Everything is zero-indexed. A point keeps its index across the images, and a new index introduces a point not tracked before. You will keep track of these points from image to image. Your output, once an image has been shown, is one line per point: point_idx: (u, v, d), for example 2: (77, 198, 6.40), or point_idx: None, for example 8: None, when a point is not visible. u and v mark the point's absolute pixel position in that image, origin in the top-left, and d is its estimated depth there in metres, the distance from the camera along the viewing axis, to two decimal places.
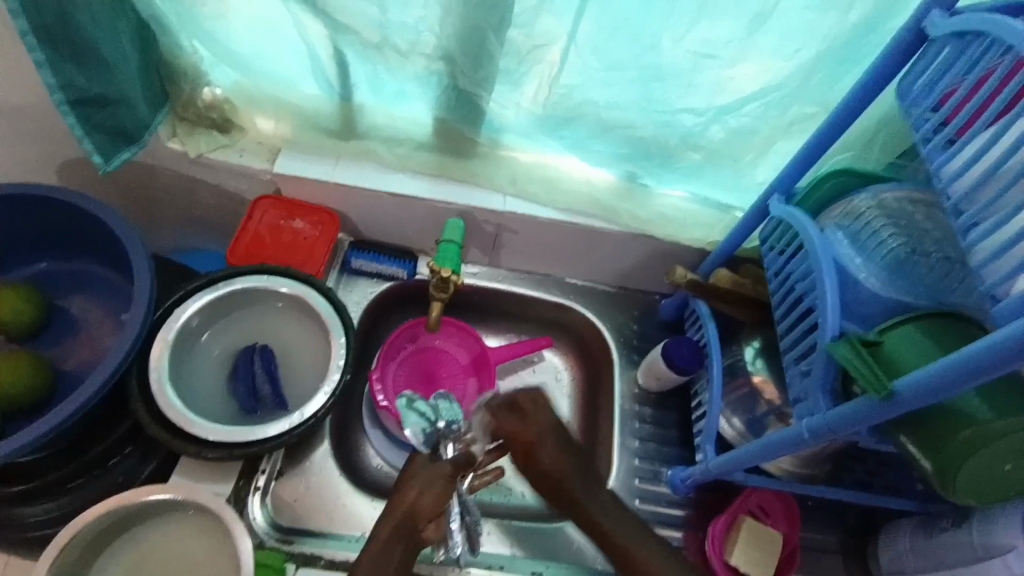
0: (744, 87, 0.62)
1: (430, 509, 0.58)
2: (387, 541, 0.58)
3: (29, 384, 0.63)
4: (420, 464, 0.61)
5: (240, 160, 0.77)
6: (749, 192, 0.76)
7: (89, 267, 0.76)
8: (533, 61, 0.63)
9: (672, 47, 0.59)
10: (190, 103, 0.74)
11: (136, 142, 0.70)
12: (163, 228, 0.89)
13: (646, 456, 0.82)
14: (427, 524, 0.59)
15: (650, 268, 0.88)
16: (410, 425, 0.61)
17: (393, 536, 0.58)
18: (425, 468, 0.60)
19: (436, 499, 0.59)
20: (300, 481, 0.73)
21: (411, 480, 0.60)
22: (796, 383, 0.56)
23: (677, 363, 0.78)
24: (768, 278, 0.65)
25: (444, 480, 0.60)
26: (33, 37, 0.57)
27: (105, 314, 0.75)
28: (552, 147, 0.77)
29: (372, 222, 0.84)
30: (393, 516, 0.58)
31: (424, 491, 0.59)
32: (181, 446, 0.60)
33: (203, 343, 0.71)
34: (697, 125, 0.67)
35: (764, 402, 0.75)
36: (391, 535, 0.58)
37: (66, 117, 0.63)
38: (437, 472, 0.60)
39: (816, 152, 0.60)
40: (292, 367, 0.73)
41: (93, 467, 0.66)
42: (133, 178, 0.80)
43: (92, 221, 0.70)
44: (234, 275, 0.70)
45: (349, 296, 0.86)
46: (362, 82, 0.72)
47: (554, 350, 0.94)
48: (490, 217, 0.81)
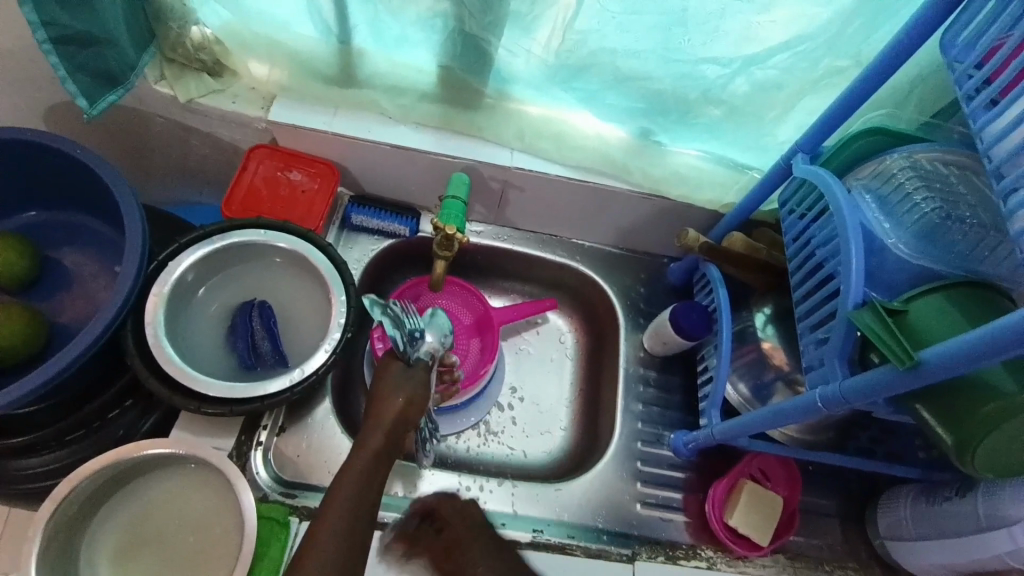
0: (774, 34, 0.57)
1: (414, 411, 0.62)
2: (379, 447, 0.58)
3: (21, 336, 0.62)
4: (396, 370, 0.64)
5: (233, 107, 0.73)
6: (769, 152, 0.72)
7: (81, 218, 0.74)
8: (545, 4, 0.59)
9: None
10: (178, 44, 0.69)
11: (123, 85, 0.66)
12: (156, 178, 0.86)
13: (649, 419, 0.82)
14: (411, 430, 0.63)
15: (660, 231, 0.85)
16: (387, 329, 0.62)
17: (385, 440, 0.59)
18: (400, 373, 0.64)
19: (418, 404, 0.63)
20: (302, 438, 0.73)
21: (392, 391, 0.62)
22: (810, 352, 0.54)
23: (684, 327, 0.77)
24: (786, 243, 0.63)
25: (420, 385, 0.64)
26: None
27: (98, 267, 0.73)
28: (563, 99, 0.73)
29: (372, 176, 0.81)
30: (384, 423, 0.60)
31: (412, 398, 0.63)
32: (180, 400, 0.59)
33: (201, 298, 0.69)
34: (720, 78, 0.63)
35: (773, 368, 0.73)
36: (383, 442, 0.58)
37: (49, 57, 0.60)
38: (416, 377, 0.64)
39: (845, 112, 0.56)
40: (290, 324, 0.71)
41: (92, 421, 0.66)
42: (121, 125, 0.76)
43: (79, 169, 0.66)
44: (229, 229, 0.67)
45: (350, 253, 0.84)
46: (361, 24, 0.67)
47: (558, 313, 0.93)
48: (496, 173, 0.77)
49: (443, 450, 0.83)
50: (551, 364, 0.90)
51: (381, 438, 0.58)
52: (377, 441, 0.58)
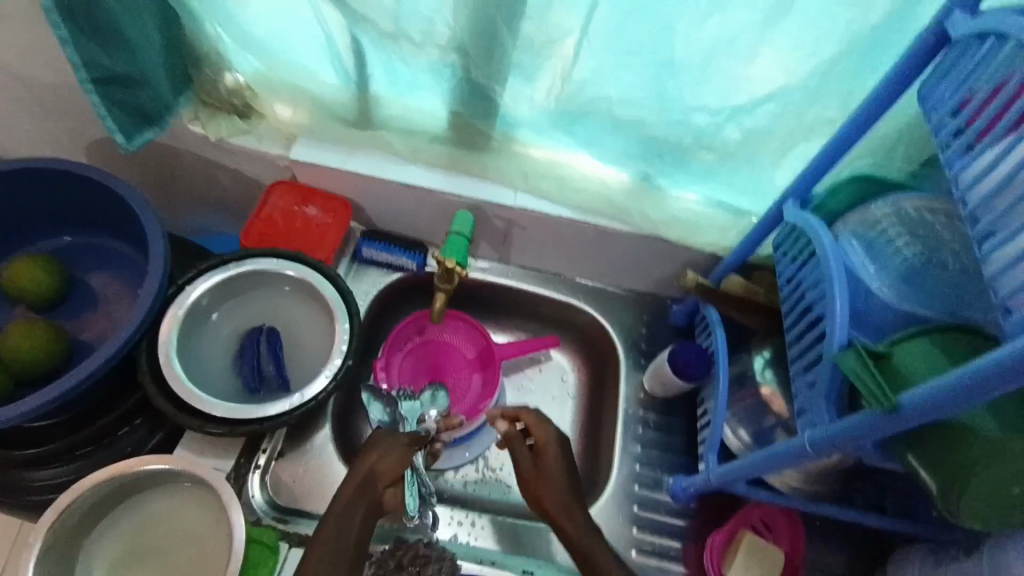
0: (759, 87, 0.59)
1: (393, 471, 0.63)
2: (348, 502, 0.60)
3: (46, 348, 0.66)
4: (381, 434, 0.66)
5: (259, 146, 0.79)
6: (766, 197, 0.74)
7: (108, 242, 0.78)
8: (546, 55, 0.63)
9: (689, 41, 0.57)
10: (212, 89, 0.76)
11: (157, 124, 0.72)
12: (184, 208, 0.92)
13: (647, 462, 0.81)
14: (387, 487, 0.63)
15: (662, 272, 0.87)
16: (374, 413, 0.70)
17: (354, 496, 0.60)
18: (385, 434, 0.65)
19: (396, 463, 0.63)
20: (300, 464, 0.74)
21: (373, 446, 0.64)
22: (801, 394, 0.54)
23: (682, 368, 0.77)
24: (780, 285, 0.63)
25: (401, 447, 0.65)
26: (56, 14, 0.58)
27: (122, 289, 0.77)
28: (565, 143, 0.76)
29: (383, 212, 0.85)
30: (354, 479, 0.61)
31: (383, 455, 0.63)
32: (184, 419, 0.61)
33: (214, 322, 0.72)
34: (711, 125, 0.65)
35: (773, 414, 0.71)
36: (354, 494, 0.60)
37: (89, 95, 0.65)
38: (394, 440, 0.64)
39: (833, 157, 0.58)
40: (295, 350, 0.73)
41: (102, 437, 0.68)
42: (156, 159, 0.83)
43: (113, 199, 0.72)
44: (244, 257, 0.71)
45: (358, 286, 0.87)
46: (377, 71, 0.72)
47: (560, 352, 0.93)
48: (501, 211, 0.81)
49: (440, 484, 0.84)
50: (552, 402, 0.90)
51: (348, 494, 0.60)
52: (344, 500, 0.59)
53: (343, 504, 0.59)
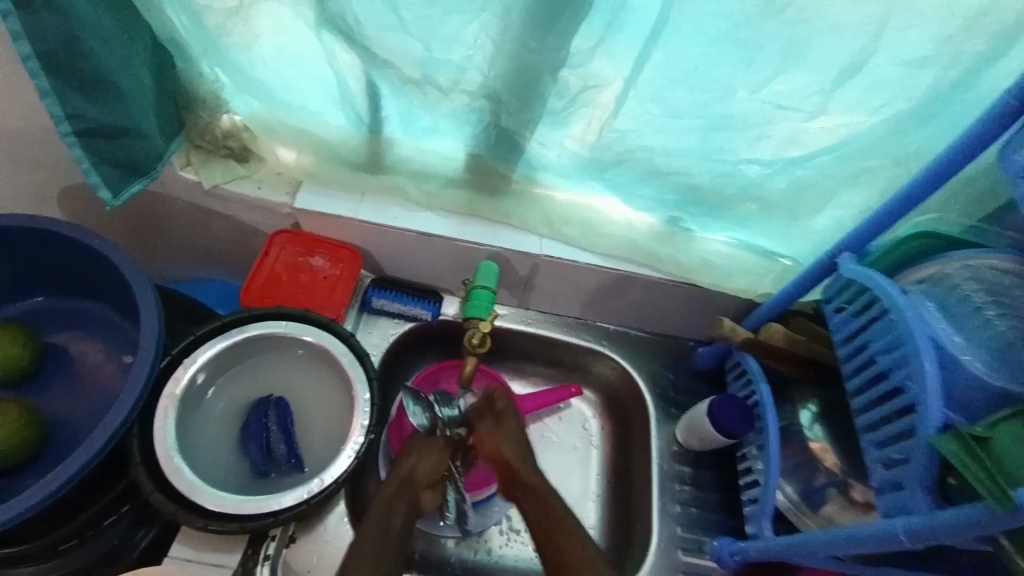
0: (821, 140, 0.56)
1: (429, 475, 0.61)
2: (388, 500, 0.59)
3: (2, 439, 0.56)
4: (416, 438, 0.63)
5: (258, 193, 0.71)
6: (804, 242, 0.71)
7: (91, 305, 0.70)
8: (583, 103, 0.58)
9: (749, 96, 0.53)
10: (206, 131, 0.69)
11: (145, 175, 0.64)
12: (171, 258, 0.83)
13: (688, 523, 0.76)
14: (425, 490, 0.62)
15: (690, 317, 0.83)
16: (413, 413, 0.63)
17: (393, 496, 0.59)
18: (422, 439, 0.63)
19: (431, 468, 0.61)
20: (314, 552, 0.67)
21: (409, 450, 0.62)
22: (883, 471, 0.52)
23: (723, 423, 0.72)
24: (836, 344, 0.61)
25: (440, 451, 0.62)
26: (36, 63, 0.52)
27: (108, 358, 0.69)
28: (592, 188, 0.71)
29: (394, 259, 0.78)
30: (393, 480, 0.60)
31: (422, 457, 0.62)
32: (186, 517, 0.54)
33: (208, 400, 0.64)
34: (762, 177, 0.62)
35: (823, 471, 0.68)
36: (391, 496, 0.59)
37: (72, 150, 0.58)
38: (430, 443, 0.62)
39: (909, 205, 0.55)
40: (311, 422, 0.67)
41: (86, 530, 0.60)
42: (143, 210, 0.75)
43: (96, 260, 0.64)
44: (249, 320, 0.64)
45: (369, 338, 0.80)
46: (392, 116, 0.66)
47: (582, 401, 0.87)
48: (524, 260, 0.75)
49: (464, 553, 0.77)
50: (575, 454, 0.84)
51: (387, 494, 0.59)
52: (383, 499, 0.59)
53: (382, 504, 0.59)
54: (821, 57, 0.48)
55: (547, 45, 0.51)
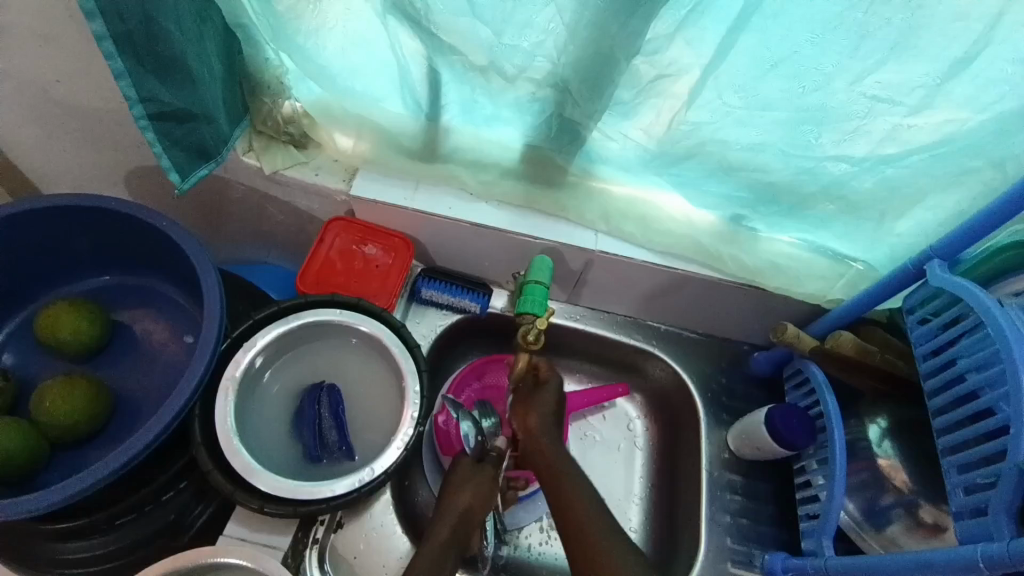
0: (917, 137, 0.52)
1: (482, 510, 0.61)
2: (445, 540, 0.57)
3: (64, 411, 0.58)
4: (466, 470, 0.63)
5: (316, 179, 0.72)
6: (882, 246, 0.66)
7: (155, 283, 0.72)
8: (655, 93, 0.55)
9: (847, 88, 0.49)
10: (269, 116, 0.69)
11: (213, 160, 0.65)
12: (229, 240, 0.85)
13: (738, 534, 0.73)
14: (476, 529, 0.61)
15: (749, 319, 0.79)
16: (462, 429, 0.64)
17: (449, 539, 0.58)
18: (471, 469, 0.63)
19: (484, 501, 0.61)
20: (361, 538, 0.67)
21: (462, 483, 0.62)
22: (963, 497, 0.49)
23: (783, 433, 0.69)
24: (917, 358, 0.58)
25: (490, 483, 0.63)
26: (111, 43, 0.51)
27: (169, 336, 0.71)
28: (655, 183, 0.69)
29: (446, 250, 0.78)
30: (449, 518, 0.59)
31: (476, 491, 0.61)
32: (244, 498, 0.55)
33: (265, 382, 0.65)
34: (845, 175, 0.58)
35: (891, 490, 0.64)
36: (449, 535, 0.58)
37: (146, 133, 0.58)
38: (482, 472, 0.63)
39: (1014, 211, 0.50)
40: (360, 410, 0.67)
41: (145, 504, 0.61)
42: (205, 193, 0.76)
43: (162, 240, 0.65)
44: (306, 307, 0.65)
45: (417, 328, 0.80)
46: (452, 104, 0.65)
47: (629, 401, 0.85)
48: (579, 255, 0.73)
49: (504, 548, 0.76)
50: (619, 455, 0.82)
51: (444, 534, 0.58)
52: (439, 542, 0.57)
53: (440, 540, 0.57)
54: (928, 47, 0.44)
55: (626, 30, 0.48)
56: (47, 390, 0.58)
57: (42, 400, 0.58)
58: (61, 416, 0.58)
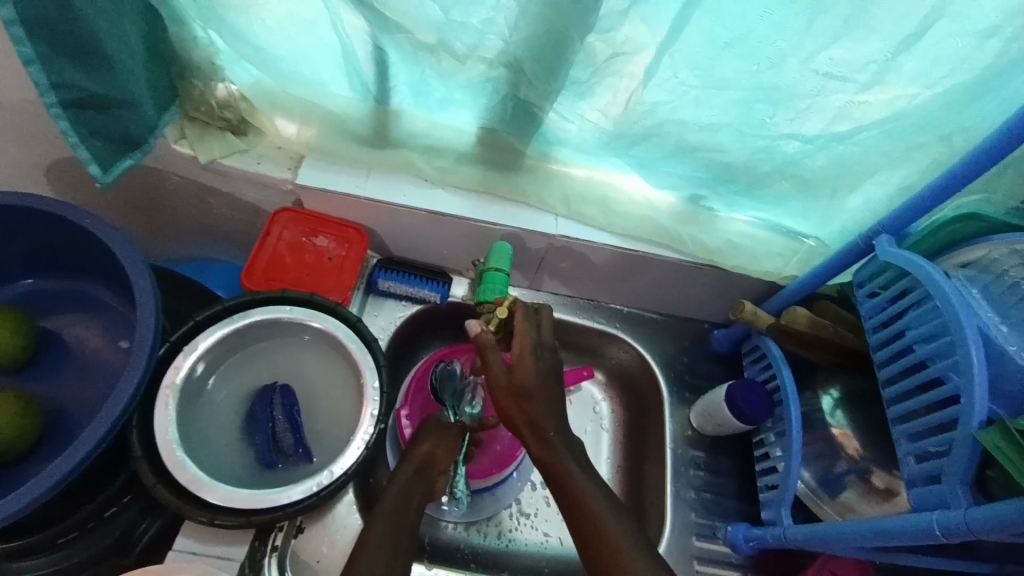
0: (867, 115, 0.53)
1: (444, 459, 0.63)
2: (406, 483, 0.59)
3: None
4: (435, 422, 0.65)
5: (258, 168, 0.67)
6: (833, 223, 0.68)
7: (84, 285, 0.67)
8: (610, 73, 0.54)
9: (800, 67, 0.49)
10: (202, 102, 0.64)
11: (139, 149, 0.60)
12: (166, 236, 0.79)
13: (702, 509, 0.75)
14: (439, 475, 0.63)
15: (709, 299, 0.80)
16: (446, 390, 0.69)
17: (411, 479, 0.60)
18: (437, 424, 0.64)
19: (446, 453, 0.63)
20: (325, 541, 0.65)
21: (427, 434, 0.63)
22: (915, 463, 0.51)
23: (742, 409, 0.70)
24: (867, 330, 0.60)
25: (454, 436, 0.64)
26: (21, 29, 0.47)
27: (104, 342, 0.66)
28: (613, 165, 0.68)
29: (403, 239, 0.75)
30: (411, 465, 0.61)
31: (437, 444, 0.63)
32: (191, 512, 0.52)
33: (210, 389, 0.61)
34: (799, 154, 0.59)
35: (844, 459, 0.66)
36: (409, 480, 0.59)
37: (58, 121, 0.53)
38: (446, 429, 0.64)
39: (956, 186, 0.51)
40: (319, 409, 0.65)
41: (87, 521, 0.57)
42: (137, 186, 0.71)
43: (89, 239, 0.60)
44: (253, 305, 0.61)
45: (376, 321, 0.77)
46: (401, 85, 0.61)
47: (594, 385, 0.85)
48: (540, 240, 0.71)
49: (474, 538, 0.75)
50: (586, 438, 0.82)
51: (405, 478, 0.59)
52: (401, 483, 0.59)
53: (398, 489, 0.59)
54: (877, 24, 0.45)
55: (580, 7, 0.46)
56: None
57: None
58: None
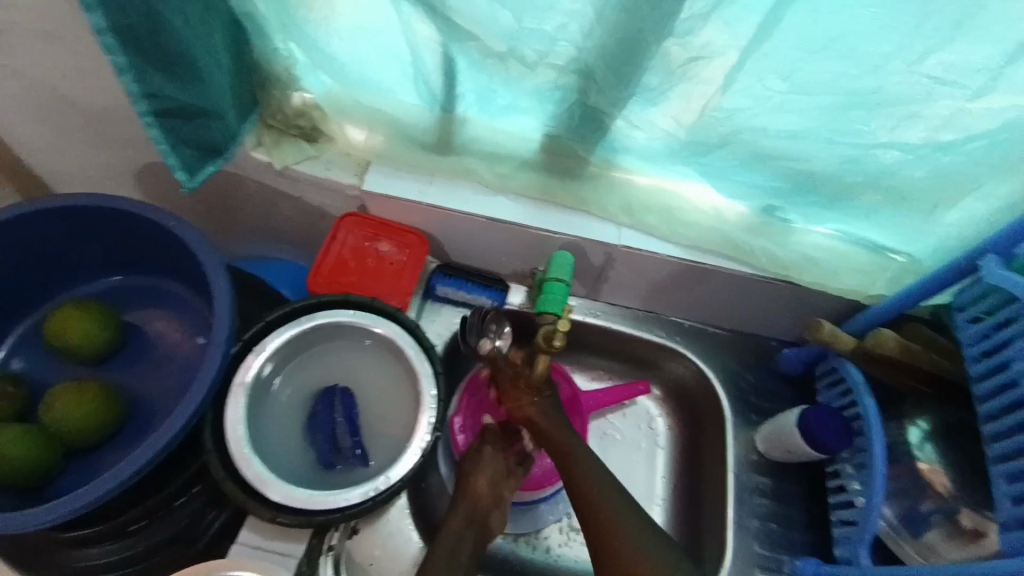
0: (976, 123, 0.48)
1: (488, 489, 0.62)
2: (456, 531, 0.59)
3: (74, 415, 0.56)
4: (476, 456, 0.65)
5: (327, 174, 0.68)
6: (926, 239, 0.62)
7: (165, 282, 0.71)
8: (685, 77, 0.51)
9: (901, 72, 0.45)
10: (279, 111, 0.66)
11: (221, 155, 0.63)
12: (238, 236, 0.83)
13: (768, 540, 0.70)
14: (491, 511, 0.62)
15: (780, 316, 0.75)
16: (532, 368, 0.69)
17: (461, 526, 0.60)
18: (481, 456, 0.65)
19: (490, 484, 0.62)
20: (376, 545, 0.67)
21: (469, 471, 0.64)
22: (1015, 509, 0.46)
23: (818, 437, 0.65)
24: (967, 358, 0.54)
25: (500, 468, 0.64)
26: (111, 36, 0.48)
27: (179, 337, 0.69)
28: (682, 174, 0.65)
29: (462, 245, 0.75)
30: (460, 509, 0.60)
31: (481, 474, 0.63)
32: (256, 508, 0.54)
33: (275, 390, 0.63)
34: (893, 164, 0.54)
35: (932, 497, 0.61)
36: (460, 523, 0.60)
37: (150, 130, 0.56)
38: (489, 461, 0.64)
39: None
40: (376, 413, 0.65)
41: (158, 509, 0.60)
42: (213, 190, 0.74)
43: (168, 238, 0.63)
44: (317, 308, 0.63)
45: (432, 326, 0.78)
46: (468, 93, 0.61)
47: (651, 400, 0.82)
48: (601, 250, 0.69)
49: (523, 551, 0.74)
50: (640, 455, 0.79)
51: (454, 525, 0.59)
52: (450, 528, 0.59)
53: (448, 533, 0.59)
54: (997, 23, 0.40)
55: (659, 10, 0.44)
56: (57, 397, 0.57)
57: (53, 405, 0.56)
58: (72, 422, 0.56)
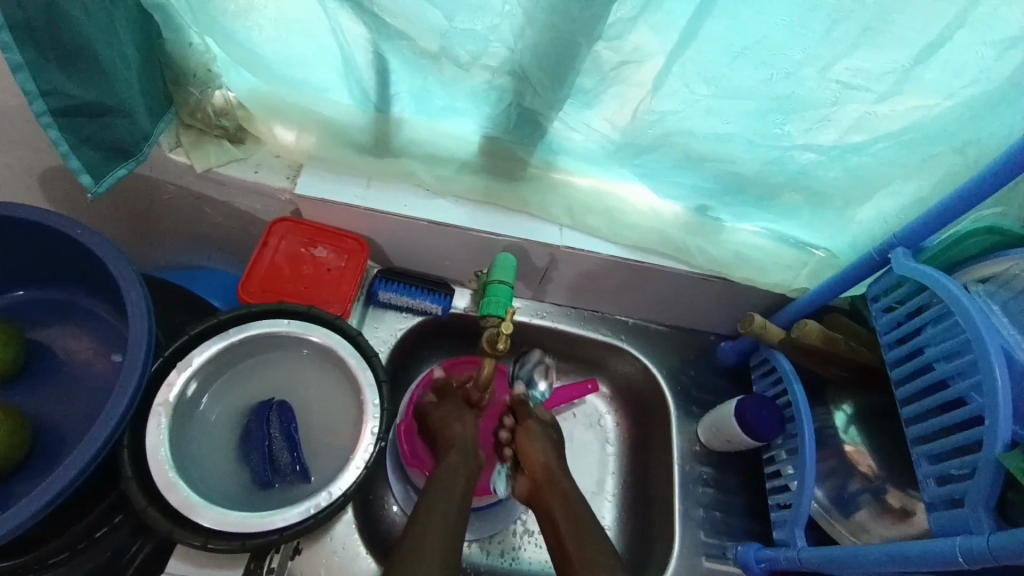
0: (882, 125, 0.51)
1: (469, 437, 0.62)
2: (449, 469, 0.59)
3: None
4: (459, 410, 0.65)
5: (256, 177, 0.65)
6: (845, 234, 0.66)
7: (77, 297, 0.65)
8: (616, 80, 0.52)
9: (814, 77, 0.48)
10: (198, 109, 0.63)
11: (133, 156, 0.58)
12: (162, 245, 0.78)
13: (712, 528, 0.73)
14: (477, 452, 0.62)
15: (717, 311, 0.78)
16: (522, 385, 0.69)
17: (455, 461, 0.59)
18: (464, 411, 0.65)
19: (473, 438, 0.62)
20: (320, 565, 0.63)
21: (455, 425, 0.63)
22: (936, 487, 0.49)
23: (754, 425, 0.68)
24: (883, 346, 0.58)
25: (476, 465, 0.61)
26: (8, 33, 0.45)
27: (95, 354, 0.64)
28: (620, 175, 0.66)
29: (404, 249, 0.73)
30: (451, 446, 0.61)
31: (465, 423, 0.63)
32: (183, 535, 0.50)
33: (204, 407, 0.60)
34: (812, 164, 0.57)
35: (859, 477, 0.64)
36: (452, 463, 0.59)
37: (48, 131, 0.52)
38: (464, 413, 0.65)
39: (977, 198, 0.49)
40: (317, 426, 0.63)
41: (76, 542, 0.56)
42: (131, 196, 0.69)
43: (78, 249, 0.58)
44: (248, 318, 0.60)
45: (376, 333, 0.76)
46: (403, 93, 0.60)
47: (599, 398, 0.83)
48: (544, 251, 0.70)
49: (475, 557, 0.73)
50: (590, 452, 0.80)
51: (447, 461, 0.59)
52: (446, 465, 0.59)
53: (441, 472, 0.58)
54: (897, 33, 0.43)
55: (588, 13, 0.45)
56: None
57: None
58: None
